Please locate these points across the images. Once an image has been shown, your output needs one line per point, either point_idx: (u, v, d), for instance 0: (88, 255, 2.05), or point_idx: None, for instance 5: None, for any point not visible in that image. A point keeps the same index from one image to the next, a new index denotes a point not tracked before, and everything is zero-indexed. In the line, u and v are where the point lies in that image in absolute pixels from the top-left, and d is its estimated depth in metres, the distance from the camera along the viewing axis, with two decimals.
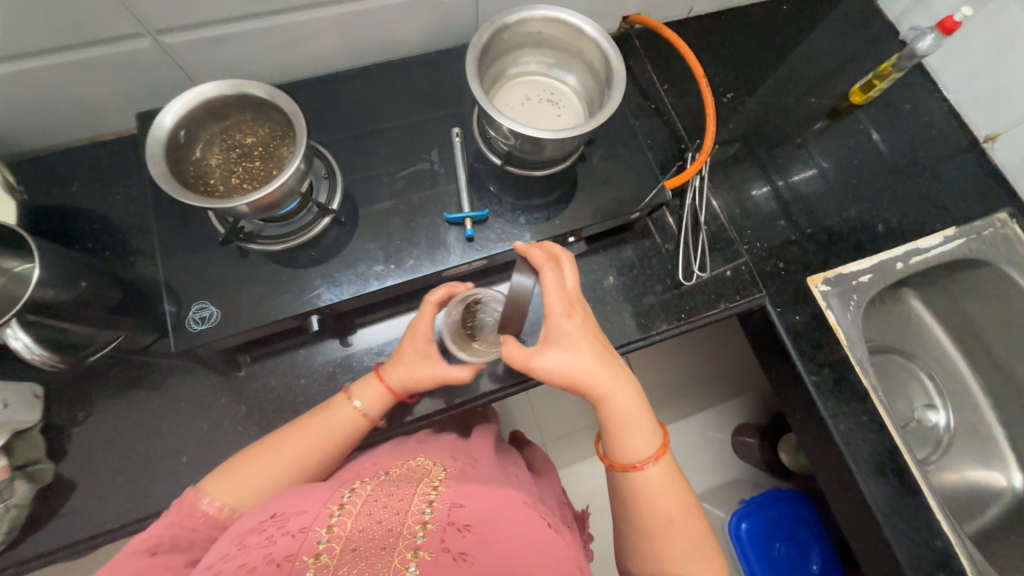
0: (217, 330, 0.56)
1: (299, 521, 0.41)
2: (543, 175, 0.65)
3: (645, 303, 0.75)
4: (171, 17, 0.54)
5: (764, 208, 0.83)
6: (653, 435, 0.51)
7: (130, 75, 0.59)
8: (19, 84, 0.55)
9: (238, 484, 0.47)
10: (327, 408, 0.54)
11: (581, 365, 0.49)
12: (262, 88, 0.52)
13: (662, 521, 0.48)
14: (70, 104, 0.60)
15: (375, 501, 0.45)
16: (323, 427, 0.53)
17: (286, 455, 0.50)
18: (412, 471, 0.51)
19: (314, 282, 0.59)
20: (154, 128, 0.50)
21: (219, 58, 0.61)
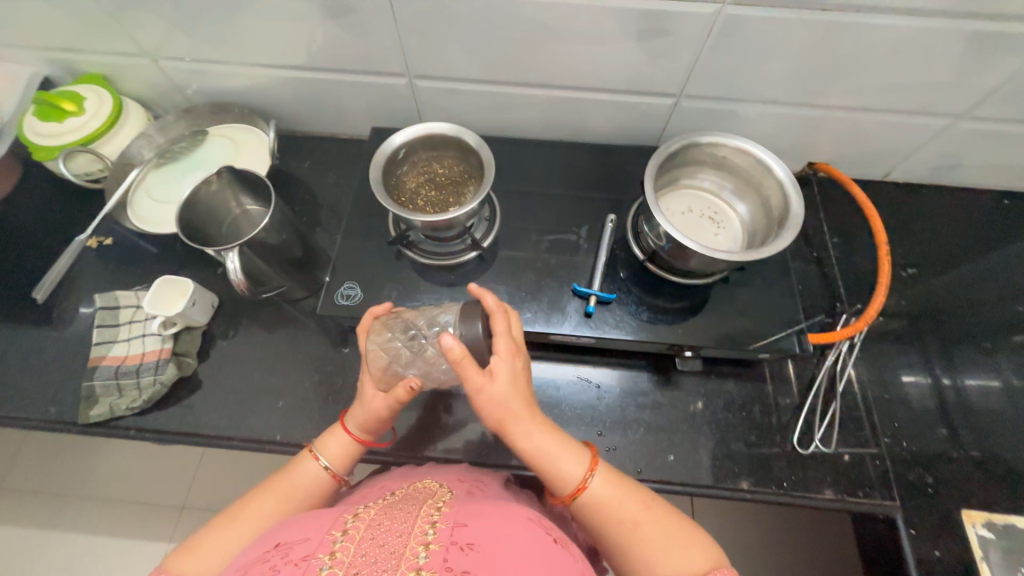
0: (353, 309, 0.64)
1: (301, 549, 0.43)
2: (679, 282, 0.66)
3: (742, 450, 0.68)
4: (431, 68, 0.69)
5: (917, 404, 0.72)
6: (579, 452, 0.50)
7: (382, 100, 0.75)
8: (312, 85, 0.74)
9: (213, 557, 0.47)
10: (293, 466, 0.55)
11: (511, 411, 0.48)
12: (473, 138, 0.62)
13: (628, 530, 0.46)
14: (334, 108, 0.78)
15: (381, 519, 0.47)
16: (293, 489, 0.53)
17: (253, 518, 0.50)
18: (417, 494, 0.53)
19: (440, 301, 0.65)
20: (386, 144, 0.62)
21: (447, 104, 0.75)
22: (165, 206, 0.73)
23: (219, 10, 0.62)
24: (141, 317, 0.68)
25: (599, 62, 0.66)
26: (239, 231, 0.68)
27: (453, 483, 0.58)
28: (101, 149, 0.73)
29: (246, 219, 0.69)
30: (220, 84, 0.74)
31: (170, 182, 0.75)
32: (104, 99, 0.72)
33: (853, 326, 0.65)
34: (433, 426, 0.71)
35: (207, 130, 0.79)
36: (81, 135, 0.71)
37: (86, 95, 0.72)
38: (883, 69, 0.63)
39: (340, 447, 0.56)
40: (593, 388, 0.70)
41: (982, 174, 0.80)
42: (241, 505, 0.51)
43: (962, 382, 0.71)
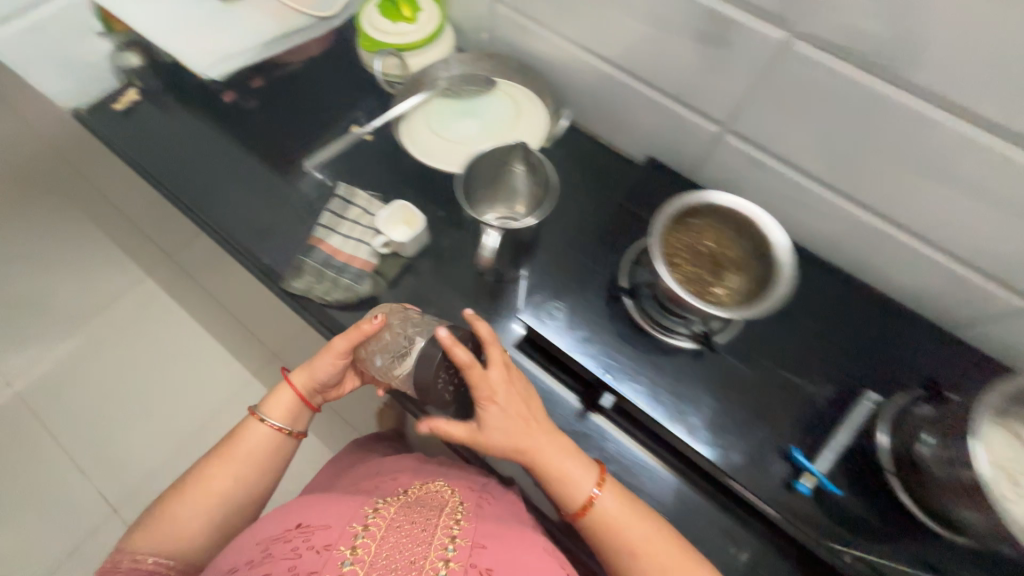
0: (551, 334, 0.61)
1: (323, 538, 0.49)
2: (929, 526, 0.49)
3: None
4: (756, 131, 0.61)
5: None
6: (589, 465, 0.51)
7: (674, 131, 0.69)
8: (618, 86, 0.70)
9: (172, 527, 0.54)
10: (239, 435, 0.60)
11: (513, 436, 0.50)
12: (788, 254, 0.53)
13: (636, 555, 0.48)
14: (621, 117, 0.73)
15: (402, 519, 0.51)
16: (244, 454, 0.59)
17: (210, 490, 0.56)
18: (433, 496, 0.57)
19: (638, 374, 0.58)
20: (699, 195, 0.55)
21: (741, 171, 0.66)
22: (431, 135, 0.71)
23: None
24: (365, 222, 0.72)
25: (966, 221, 0.52)
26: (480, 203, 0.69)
27: (466, 490, 0.58)
28: (408, 61, 0.77)
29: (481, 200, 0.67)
30: (537, 45, 0.74)
31: (445, 115, 0.73)
32: (433, 17, 0.77)
33: None
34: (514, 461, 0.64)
35: (497, 80, 0.77)
36: (400, 41, 0.75)
37: (422, 6, 0.77)
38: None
39: (287, 402, 0.61)
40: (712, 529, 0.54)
41: None
42: (192, 486, 0.56)
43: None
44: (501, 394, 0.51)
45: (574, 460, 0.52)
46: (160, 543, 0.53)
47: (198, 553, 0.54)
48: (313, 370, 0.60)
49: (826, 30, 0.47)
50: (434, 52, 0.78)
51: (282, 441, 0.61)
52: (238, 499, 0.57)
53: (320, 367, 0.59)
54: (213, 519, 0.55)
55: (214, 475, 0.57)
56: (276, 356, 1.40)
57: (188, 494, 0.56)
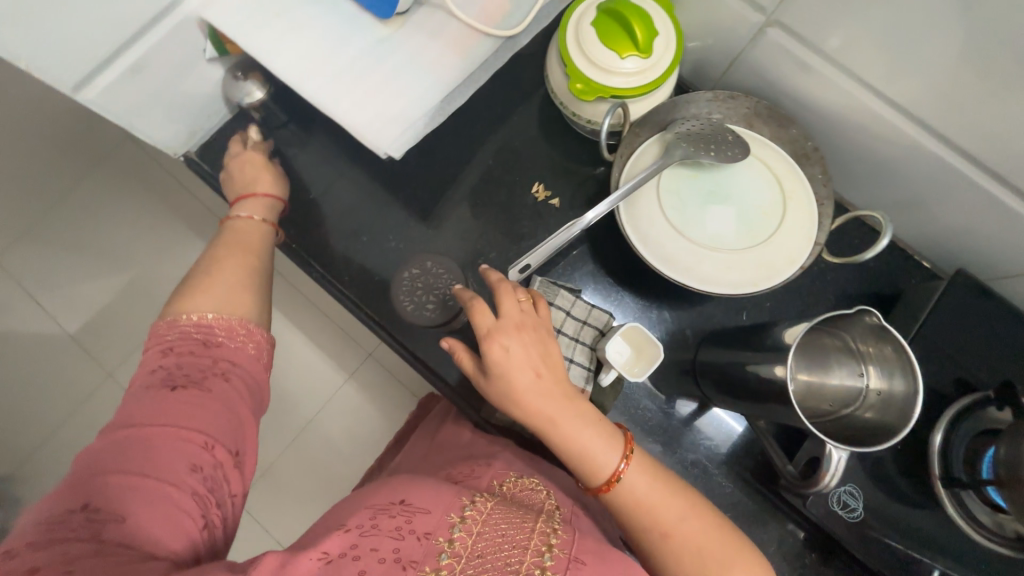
0: (838, 522, 0.52)
1: (424, 523, 0.37)
2: None
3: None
4: None
5: None
6: (614, 439, 0.47)
7: (1004, 237, 0.52)
8: (935, 169, 0.52)
9: (219, 292, 0.46)
10: (233, 232, 0.55)
11: (519, 382, 0.47)
12: None
13: (684, 552, 0.44)
14: (913, 201, 0.56)
15: (499, 516, 0.40)
16: (250, 239, 0.54)
17: (224, 271, 0.49)
18: (524, 494, 0.46)
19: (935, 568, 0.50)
20: None
21: None
22: (672, 232, 0.54)
23: (976, 42, 0.41)
24: (570, 333, 0.59)
25: None
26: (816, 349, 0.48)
27: (559, 494, 0.49)
28: (631, 107, 0.56)
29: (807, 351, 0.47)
30: (814, 91, 0.54)
31: (686, 200, 0.55)
32: (671, 44, 0.54)
33: None
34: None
35: (745, 138, 0.58)
36: (626, 84, 0.53)
37: (656, 26, 0.54)
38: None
39: (260, 203, 0.58)
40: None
41: None
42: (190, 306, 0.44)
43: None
44: (521, 330, 0.48)
45: (594, 431, 0.47)
46: (224, 307, 0.45)
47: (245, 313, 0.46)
48: (244, 182, 0.60)
49: None
50: (662, 94, 0.56)
51: (271, 233, 0.57)
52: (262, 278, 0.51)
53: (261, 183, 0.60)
54: (250, 270, 0.50)
55: (225, 266, 0.49)
56: (370, 356, 1.11)
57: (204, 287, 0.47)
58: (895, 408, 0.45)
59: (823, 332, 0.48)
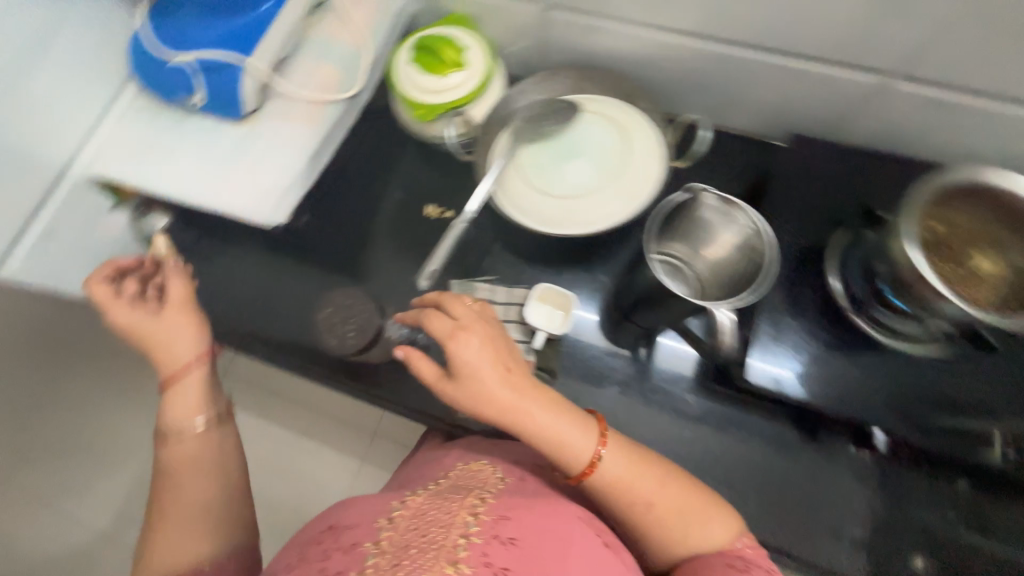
0: (778, 384, 0.57)
1: (351, 537, 0.45)
2: None
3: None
4: (944, 70, 0.50)
5: None
6: (586, 423, 0.47)
7: (817, 92, 0.58)
8: (730, 61, 0.58)
9: (177, 505, 0.50)
10: (168, 447, 0.52)
11: (488, 384, 0.45)
12: None
13: (659, 514, 0.46)
14: (737, 95, 0.62)
15: (427, 508, 0.47)
16: (189, 469, 0.52)
17: (185, 505, 0.50)
18: (467, 478, 0.52)
19: (874, 391, 0.55)
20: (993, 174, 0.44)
21: (914, 118, 0.56)
22: (541, 197, 0.60)
23: None
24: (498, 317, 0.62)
25: None
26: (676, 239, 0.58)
27: (509, 466, 0.53)
28: (470, 113, 0.63)
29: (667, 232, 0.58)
30: (610, 42, 0.62)
31: (545, 167, 0.61)
32: (480, 53, 0.63)
33: None
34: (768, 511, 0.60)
35: (578, 101, 0.65)
36: (454, 95, 0.61)
37: (463, 44, 0.63)
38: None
39: (188, 390, 0.54)
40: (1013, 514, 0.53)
41: None
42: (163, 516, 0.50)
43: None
44: (476, 330, 0.47)
45: (568, 420, 0.46)
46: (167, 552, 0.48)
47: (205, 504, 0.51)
48: (157, 350, 0.54)
49: None
50: (493, 93, 0.65)
51: (217, 434, 0.54)
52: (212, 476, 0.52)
53: (151, 313, 0.54)
54: (205, 484, 0.52)
55: (186, 486, 0.51)
56: None
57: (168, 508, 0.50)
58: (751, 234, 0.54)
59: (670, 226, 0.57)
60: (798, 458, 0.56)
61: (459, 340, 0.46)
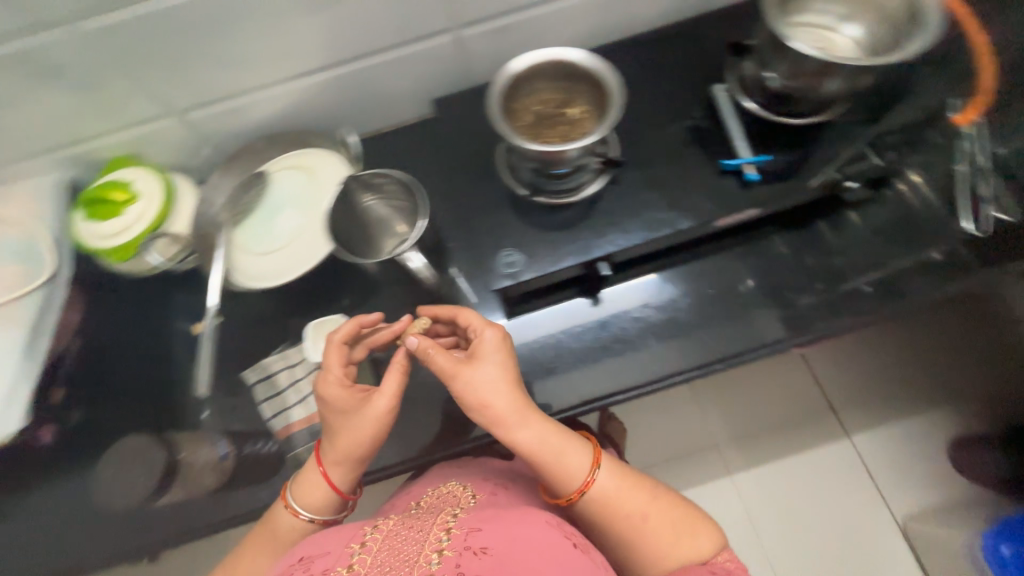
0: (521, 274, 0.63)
1: (321, 563, 0.45)
2: (811, 125, 0.64)
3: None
4: (477, 9, 0.65)
5: None
6: (584, 446, 0.53)
7: (427, 66, 0.71)
8: (354, 78, 0.69)
9: None
10: (275, 518, 0.54)
11: (495, 397, 0.50)
12: (615, 78, 0.56)
13: (641, 524, 0.50)
14: (382, 98, 0.74)
15: (403, 529, 0.48)
16: (284, 541, 0.54)
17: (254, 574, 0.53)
18: (441, 501, 0.54)
19: (597, 233, 0.63)
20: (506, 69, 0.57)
21: (498, 47, 0.72)
22: (270, 257, 0.65)
23: (244, 19, 0.59)
24: (302, 375, 0.64)
25: None
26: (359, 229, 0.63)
27: (481, 486, 0.57)
28: (174, 229, 0.67)
29: (340, 236, 0.61)
30: (259, 112, 0.70)
31: (260, 232, 0.67)
32: (152, 177, 0.67)
33: (983, 95, 0.61)
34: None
35: (264, 168, 0.71)
36: (147, 222, 0.65)
37: (130, 178, 0.67)
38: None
39: (317, 482, 0.54)
40: (733, 253, 0.64)
41: None
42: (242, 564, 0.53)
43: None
44: (492, 338, 0.53)
45: (566, 441, 0.52)
46: None
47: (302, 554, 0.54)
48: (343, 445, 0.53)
49: None
50: (187, 202, 0.69)
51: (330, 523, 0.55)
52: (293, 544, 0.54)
53: (360, 429, 0.52)
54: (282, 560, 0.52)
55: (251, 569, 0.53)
56: None
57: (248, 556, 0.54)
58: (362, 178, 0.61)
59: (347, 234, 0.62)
60: (580, 324, 0.61)
61: (491, 360, 0.52)
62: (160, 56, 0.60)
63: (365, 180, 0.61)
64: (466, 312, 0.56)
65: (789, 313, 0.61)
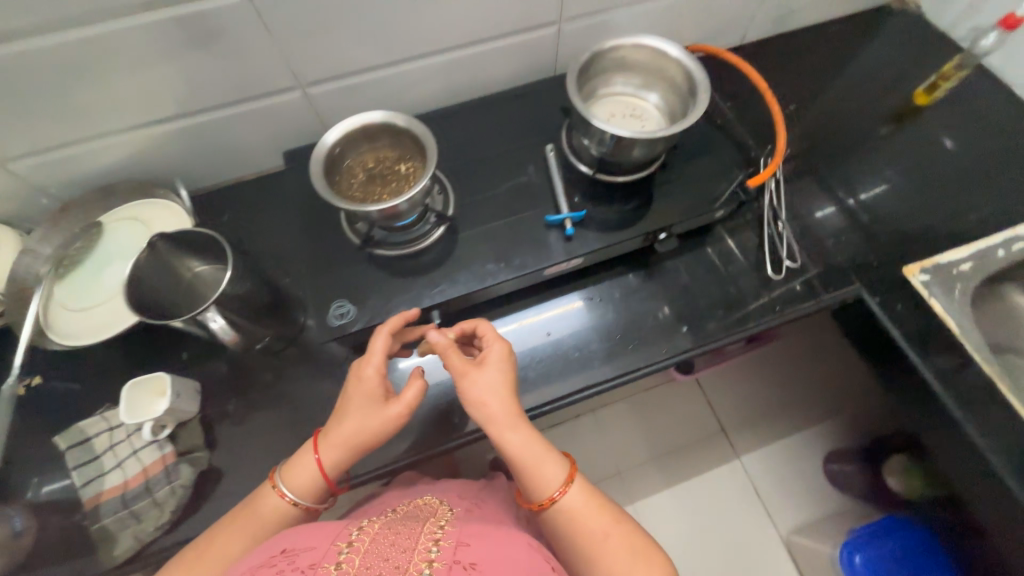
0: (354, 325, 0.63)
1: (308, 557, 0.43)
2: (630, 180, 0.71)
3: (747, 291, 0.76)
4: (319, 71, 0.68)
5: (833, 226, 0.83)
6: (561, 461, 0.54)
7: (278, 121, 0.73)
8: (200, 129, 0.70)
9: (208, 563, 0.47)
10: (255, 498, 0.52)
11: (495, 398, 0.53)
12: (432, 138, 0.60)
13: (597, 546, 0.49)
14: (234, 148, 0.75)
15: (390, 533, 0.48)
16: (260, 527, 0.50)
17: (217, 562, 0.47)
18: (419, 512, 0.56)
19: (432, 282, 0.66)
20: (319, 145, 0.58)
21: (350, 104, 0.75)
22: (91, 312, 0.64)
23: (59, 79, 0.57)
24: (120, 437, 0.60)
25: (477, 9, 0.68)
26: (171, 296, 0.57)
27: (454, 501, 0.61)
28: None
29: (152, 307, 0.55)
30: (94, 164, 0.68)
31: (82, 287, 0.65)
32: None
33: (771, 165, 0.75)
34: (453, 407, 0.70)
35: (99, 220, 0.70)
36: None
37: None
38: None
39: (305, 470, 0.52)
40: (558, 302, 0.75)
41: (810, 12, 0.96)
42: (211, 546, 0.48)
43: (851, 165, 0.88)
44: (504, 352, 0.56)
45: (551, 458, 0.53)
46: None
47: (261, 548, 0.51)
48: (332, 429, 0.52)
49: None
50: (4, 257, 0.65)
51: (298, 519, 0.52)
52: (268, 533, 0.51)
53: (365, 424, 0.51)
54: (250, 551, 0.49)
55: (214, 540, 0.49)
56: None
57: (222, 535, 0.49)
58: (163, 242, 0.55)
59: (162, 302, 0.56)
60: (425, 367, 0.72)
61: (495, 367, 0.54)
62: None
63: (182, 256, 0.58)
64: (481, 327, 0.59)
65: (608, 354, 0.72)
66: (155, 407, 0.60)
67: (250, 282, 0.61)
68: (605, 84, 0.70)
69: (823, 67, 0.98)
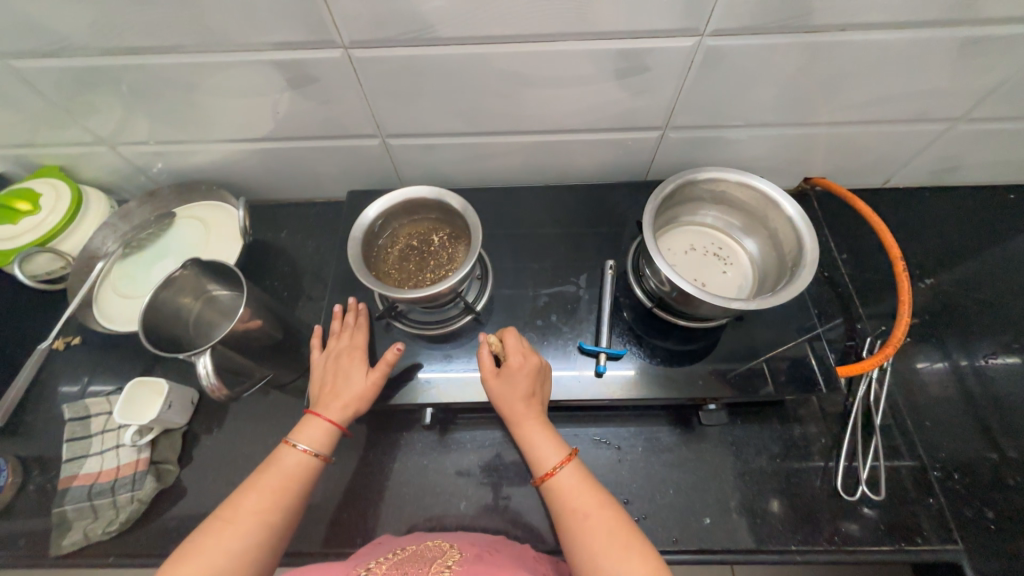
0: None
1: None
2: (688, 326, 0.63)
3: (814, 498, 0.61)
4: (403, 127, 0.67)
5: (958, 454, 0.66)
6: (559, 442, 0.52)
7: (355, 160, 0.74)
8: (283, 153, 0.72)
9: (219, 555, 0.43)
10: (273, 457, 0.52)
11: (506, 379, 0.55)
12: (473, 224, 0.57)
13: (582, 523, 0.46)
14: (310, 174, 0.77)
15: (395, 573, 0.42)
16: (277, 479, 0.50)
17: (251, 515, 0.47)
18: (426, 551, 0.49)
19: (439, 374, 0.62)
20: (360, 219, 0.57)
21: (426, 160, 0.74)
22: (133, 301, 0.69)
23: (167, 92, 0.61)
24: (113, 425, 0.63)
25: (578, 105, 0.63)
26: (198, 318, 0.63)
27: (466, 545, 0.52)
28: (63, 246, 0.69)
29: (173, 333, 0.60)
30: (186, 162, 0.73)
31: (137, 272, 0.71)
32: (63, 191, 0.69)
33: (881, 353, 0.60)
34: (415, 514, 0.61)
35: (174, 212, 0.76)
36: (38, 234, 0.67)
37: (42, 188, 0.69)
38: (895, 76, 0.58)
39: (318, 424, 0.54)
40: (565, 432, 0.64)
41: (981, 173, 0.79)
42: (233, 505, 0.47)
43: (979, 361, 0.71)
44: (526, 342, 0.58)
45: (544, 435, 0.53)
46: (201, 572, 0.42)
47: (269, 554, 0.46)
48: (334, 394, 0.56)
49: (362, 33, 0.52)
50: (90, 222, 0.71)
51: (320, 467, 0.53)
52: (284, 519, 0.48)
53: (354, 387, 0.57)
54: (264, 538, 0.46)
55: (242, 501, 0.48)
56: None
57: (240, 499, 0.48)
58: (193, 273, 0.60)
59: (187, 323, 0.62)
60: (405, 453, 0.65)
61: (513, 357, 0.56)
62: (94, 104, 0.62)
63: (205, 281, 0.62)
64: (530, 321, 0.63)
65: None
66: (145, 415, 0.61)
67: (266, 320, 0.60)
68: (690, 214, 0.64)
69: (984, 240, 0.79)
